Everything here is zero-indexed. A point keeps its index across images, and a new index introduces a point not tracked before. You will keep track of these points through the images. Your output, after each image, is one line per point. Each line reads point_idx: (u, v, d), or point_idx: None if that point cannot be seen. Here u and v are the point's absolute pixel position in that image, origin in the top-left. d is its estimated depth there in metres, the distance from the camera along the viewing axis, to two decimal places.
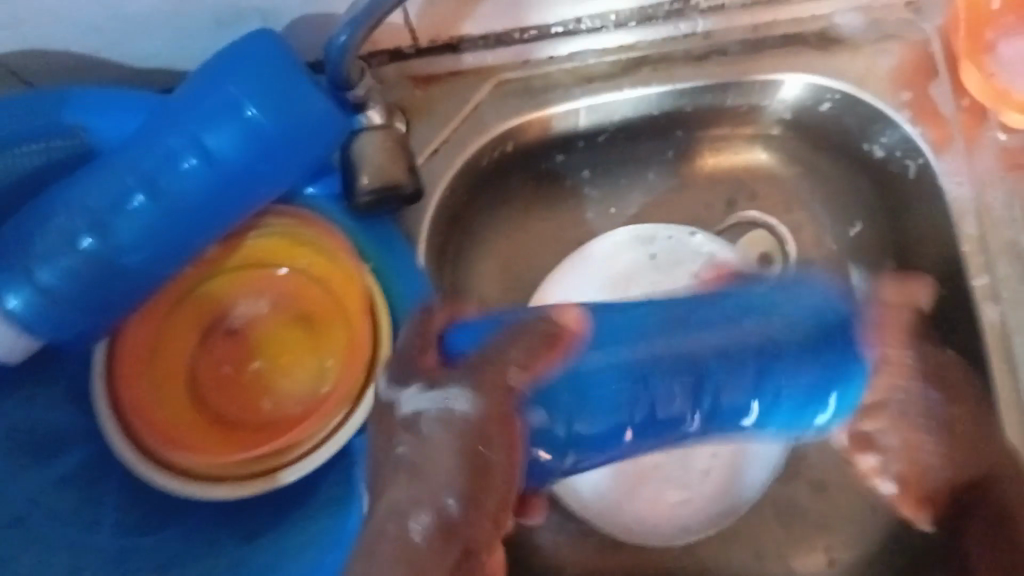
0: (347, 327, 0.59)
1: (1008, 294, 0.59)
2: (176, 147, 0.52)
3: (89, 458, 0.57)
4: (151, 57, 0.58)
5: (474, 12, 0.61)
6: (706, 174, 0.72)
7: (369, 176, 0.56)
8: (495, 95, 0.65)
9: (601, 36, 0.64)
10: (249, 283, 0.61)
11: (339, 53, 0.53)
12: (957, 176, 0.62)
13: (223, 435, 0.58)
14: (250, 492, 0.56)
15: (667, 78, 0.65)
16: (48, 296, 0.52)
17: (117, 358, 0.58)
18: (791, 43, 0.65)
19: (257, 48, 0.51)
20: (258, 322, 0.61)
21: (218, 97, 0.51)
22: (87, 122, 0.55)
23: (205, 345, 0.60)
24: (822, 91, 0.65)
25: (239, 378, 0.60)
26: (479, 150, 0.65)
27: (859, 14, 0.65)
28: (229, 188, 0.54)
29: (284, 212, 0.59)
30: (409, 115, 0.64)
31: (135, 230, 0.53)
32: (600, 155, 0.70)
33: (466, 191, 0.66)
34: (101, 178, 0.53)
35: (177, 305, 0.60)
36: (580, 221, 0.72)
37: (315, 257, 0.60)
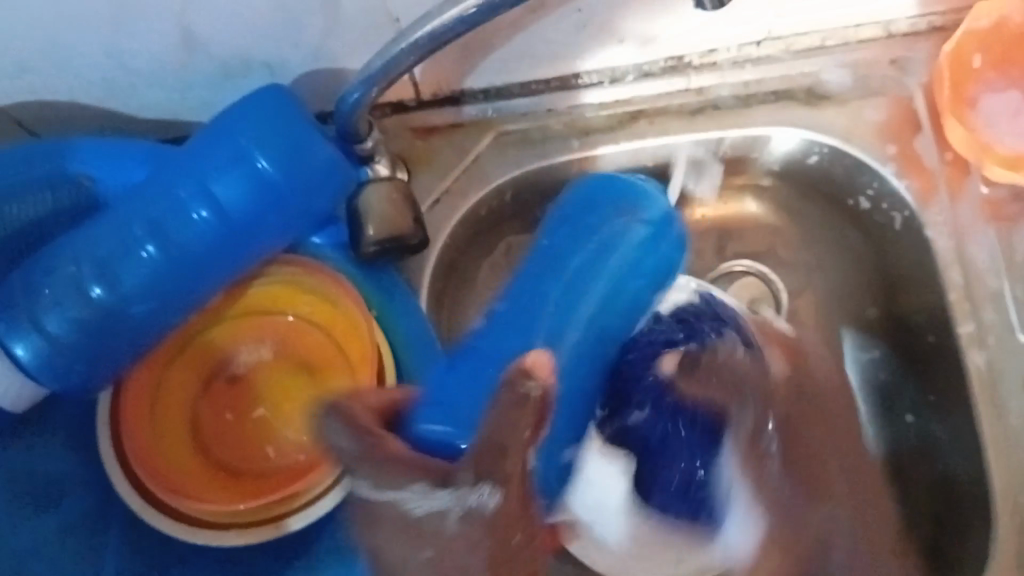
0: (348, 377, 0.59)
1: (994, 341, 0.62)
2: (186, 198, 0.53)
3: (88, 504, 0.58)
4: (158, 110, 0.59)
5: (478, 64, 0.62)
6: (700, 223, 0.73)
7: (374, 226, 0.57)
8: (495, 146, 0.67)
9: (598, 91, 0.66)
10: (250, 331, 0.61)
11: (348, 108, 0.53)
12: (942, 228, 0.64)
13: (225, 483, 0.58)
14: (253, 540, 0.56)
15: (661, 132, 0.67)
16: (54, 344, 0.53)
17: (120, 410, 0.58)
18: (779, 98, 0.67)
19: (262, 100, 0.53)
20: (260, 368, 0.61)
21: (230, 146, 0.53)
22: (93, 172, 0.56)
23: (206, 390, 0.60)
24: (811, 145, 0.67)
25: (240, 424, 0.60)
26: (481, 199, 0.67)
27: (848, 70, 0.67)
28: (238, 238, 0.54)
29: (289, 260, 0.60)
30: (412, 165, 0.66)
31: (141, 280, 0.53)
32: None
33: (466, 238, 0.68)
34: (109, 226, 0.54)
35: (179, 353, 0.60)
36: None
37: (319, 303, 0.60)
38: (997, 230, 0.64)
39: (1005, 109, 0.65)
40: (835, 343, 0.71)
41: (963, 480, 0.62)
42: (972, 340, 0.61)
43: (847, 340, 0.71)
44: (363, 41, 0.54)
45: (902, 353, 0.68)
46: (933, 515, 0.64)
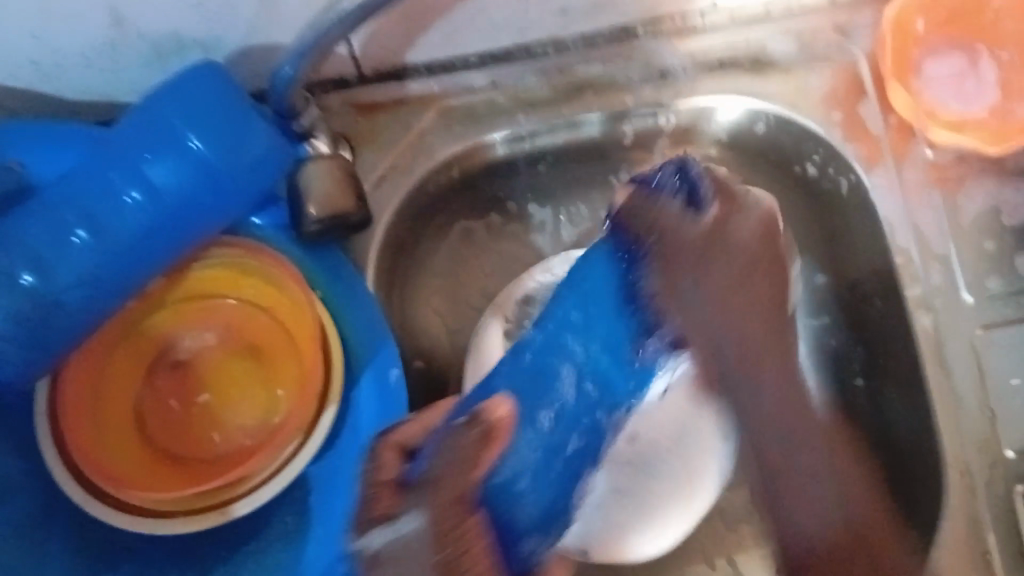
0: (297, 358, 0.58)
1: (940, 304, 0.62)
2: (119, 182, 0.52)
3: (30, 503, 0.56)
4: (86, 90, 0.57)
5: (419, 37, 0.61)
6: None
7: (315, 206, 0.56)
8: (439, 121, 0.65)
9: (542, 62, 0.65)
10: (195, 316, 0.60)
11: (282, 83, 0.52)
12: (888, 193, 0.64)
13: (171, 470, 0.57)
14: (198, 528, 0.55)
15: (607, 104, 0.66)
16: None
17: (60, 397, 0.56)
18: (724, 67, 0.66)
19: (196, 79, 0.51)
20: (205, 353, 0.60)
21: (162, 127, 0.51)
22: (22, 158, 0.54)
23: (149, 378, 0.59)
24: (757, 114, 0.67)
25: (185, 412, 0.59)
26: (427, 175, 0.66)
27: (791, 37, 0.66)
28: (174, 222, 0.53)
29: (229, 242, 0.58)
30: (355, 142, 0.65)
31: (75, 269, 0.52)
32: (543, 181, 0.71)
33: (412, 215, 0.67)
34: (40, 214, 0.52)
35: (120, 341, 0.59)
36: (526, 241, 0.72)
37: (262, 285, 0.59)
38: (943, 193, 0.64)
39: (947, 74, 0.65)
40: None
41: (908, 436, 0.63)
42: (919, 303, 0.62)
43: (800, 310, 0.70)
44: (296, 15, 0.53)
45: (852, 320, 0.68)
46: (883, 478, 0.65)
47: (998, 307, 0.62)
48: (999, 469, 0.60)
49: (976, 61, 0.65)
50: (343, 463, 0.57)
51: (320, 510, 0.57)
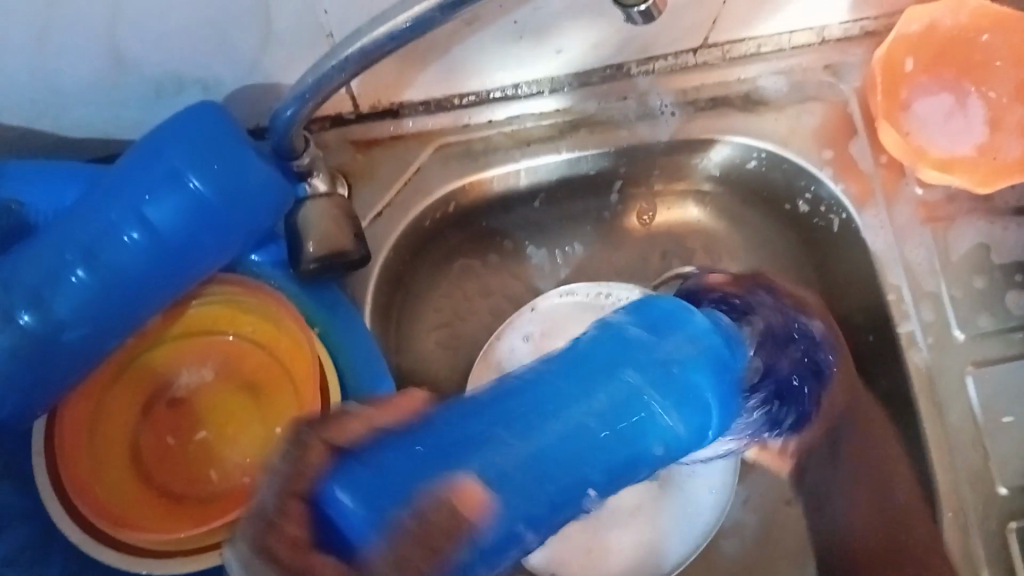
0: (294, 394, 0.58)
1: (935, 341, 0.63)
2: (118, 221, 0.52)
3: (23, 539, 0.56)
4: (85, 127, 0.58)
5: (417, 76, 0.61)
6: (640, 231, 0.73)
7: (314, 244, 0.56)
8: (437, 158, 0.66)
9: (538, 100, 0.66)
10: (191, 353, 0.60)
11: (284, 127, 0.53)
12: (880, 230, 0.65)
13: (171, 509, 0.57)
14: (198, 568, 0.54)
15: (603, 141, 0.67)
16: None
17: (55, 437, 0.56)
18: (719, 105, 0.67)
19: (195, 117, 0.52)
20: (202, 389, 0.60)
21: (163, 166, 0.51)
22: (20, 196, 0.54)
23: (147, 415, 0.59)
24: (751, 150, 0.68)
25: (182, 449, 0.59)
26: (424, 211, 0.66)
27: (783, 76, 0.67)
28: (175, 257, 0.53)
29: (227, 279, 0.58)
30: (352, 179, 0.65)
31: (74, 306, 0.52)
32: (539, 217, 0.72)
33: (409, 250, 0.67)
34: (38, 251, 0.52)
35: (117, 378, 0.59)
36: (522, 273, 0.73)
37: (261, 322, 0.59)
38: (933, 232, 0.65)
39: (936, 113, 0.67)
40: None
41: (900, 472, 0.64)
42: (912, 340, 0.63)
43: None
44: (296, 56, 0.54)
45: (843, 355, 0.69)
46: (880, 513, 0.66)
47: (989, 344, 0.63)
48: (991, 506, 0.60)
49: (963, 99, 0.67)
50: None
51: None
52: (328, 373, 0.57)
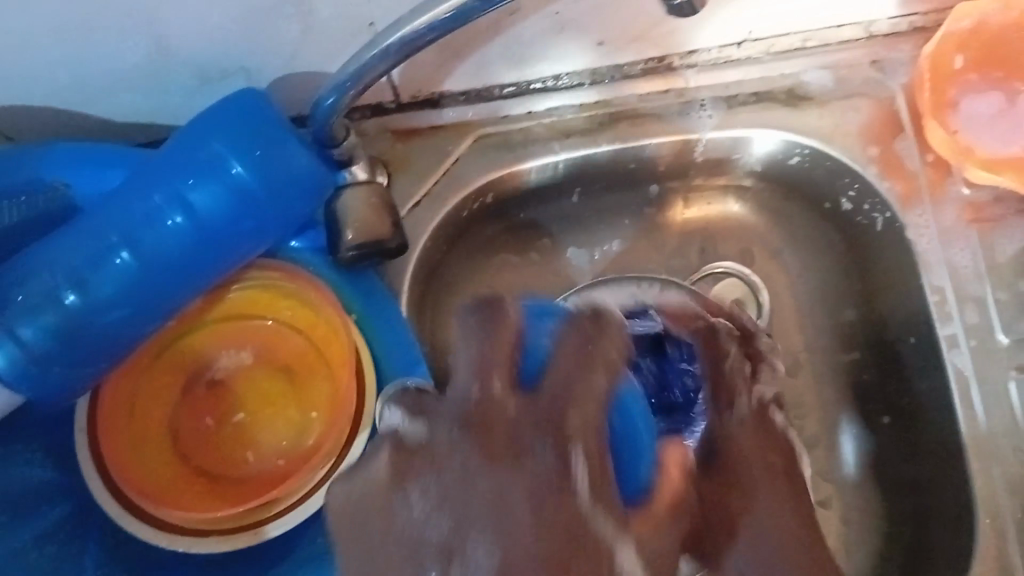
0: (330, 380, 0.59)
1: (976, 345, 0.62)
2: (161, 205, 0.53)
3: (64, 513, 0.57)
4: (130, 112, 0.59)
5: (457, 67, 0.61)
6: (681, 224, 0.74)
7: (353, 232, 0.57)
8: (475, 149, 0.66)
9: (577, 92, 0.66)
10: (230, 336, 0.61)
11: (325, 114, 0.53)
12: (923, 231, 0.64)
13: (206, 489, 0.58)
14: (234, 546, 0.55)
15: (641, 134, 0.67)
16: (35, 356, 0.52)
17: (97, 413, 0.57)
18: (761, 99, 0.67)
19: (239, 105, 0.52)
20: (239, 373, 0.61)
21: (206, 154, 0.52)
22: (67, 178, 0.55)
23: (184, 396, 0.60)
24: (794, 146, 0.67)
25: (219, 431, 0.60)
26: (462, 200, 0.67)
27: (827, 71, 0.67)
28: (214, 243, 0.54)
29: (266, 265, 0.59)
30: (391, 169, 0.66)
31: (113, 288, 0.52)
32: (577, 212, 0.73)
33: (448, 240, 0.68)
34: (82, 235, 0.53)
35: (157, 359, 0.60)
36: (557, 264, 0.74)
37: (298, 307, 0.60)
38: (978, 233, 0.64)
39: (984, 112, 0.65)
40: (817, 348, 0.71)
41: (935, 475, 0.63)
42: (953, 341, 0.62)
43: (828, 344, 0.71)
44: (336, 45, 0.54)
45: (881, 355, 0.68)
46: (914, 515, 0.65)
47: None
48: None
49: (1016, 97, 0.65)
50: None
51: None
52: (363, 362, 0.58)
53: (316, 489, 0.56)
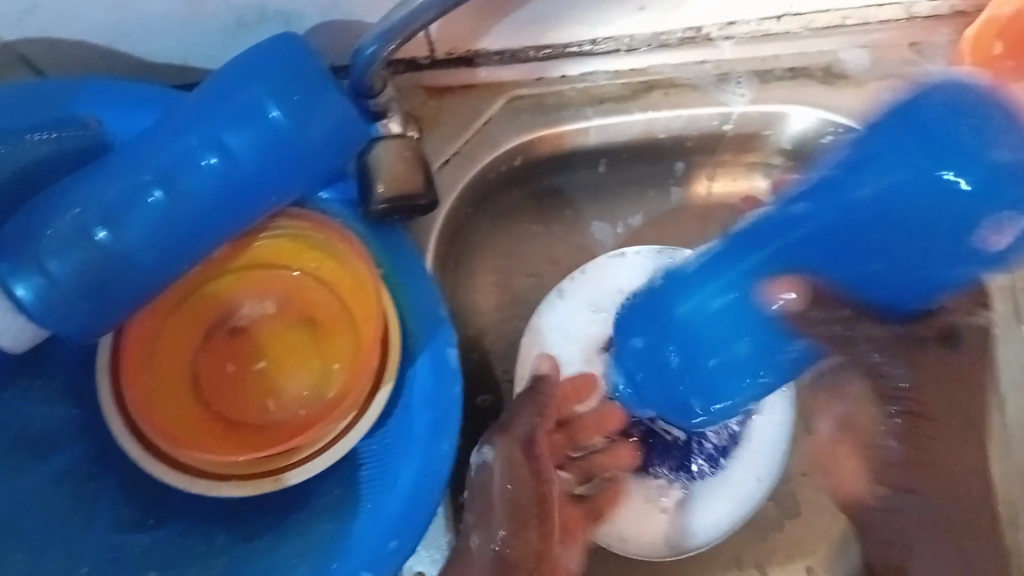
0: (354, 334, 0.59)
1: None
2: (197, 145, 0.52)
3: (82, 453, 0.58)
4: (165, 53, 0.58)
5: (495, 26, 0.61)
6: (708, 198, 0.73)
7: (384, 185, 0.56)
8: (508, 109, 0.66)
9: (614, 59, 0.66)
10: (254, 284, 0.60)
11: (364, 65, 0.53)
12: None
13: (225, 435, 0.58)
14: (252, 492, 0.55)
15: (675, 103, 0.67)
16: (62, 291, 0.52)
17: (120, 353, 0.57)
18: (797, 76, 0.67)
19: (281, 50, 0.51)
20: (263, 322, 0.61)
21: (243, 96, 0.51)
22: (101, 115, 0.55)
23: (207, 341, 0.60)
24: (826, 125, 0.67)
25: (242, 378, 0.60)
26: (492, 162, 0.66)
27: (865, 50, 0.67)
28: (247, 189, 0.53)
29: (294, 214, 0.58)
30: (421, 125, 0.65)
31: (144, 228, 0.52)
32: (603, 182, 0.72)
33: (474, 201, 0.67)
34: (116, 171, 0.53)
35: (181, 303, 0.59)
36: (579, 232, 0.73)
37: (325, 259, 0.60)
38: None
39: None
40: None
41: None
42: None
43: None
44: None
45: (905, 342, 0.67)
46: None
47: None
48: None
49: None
50: (393, 440, 0.56)
51: (371, 487, 0.56)
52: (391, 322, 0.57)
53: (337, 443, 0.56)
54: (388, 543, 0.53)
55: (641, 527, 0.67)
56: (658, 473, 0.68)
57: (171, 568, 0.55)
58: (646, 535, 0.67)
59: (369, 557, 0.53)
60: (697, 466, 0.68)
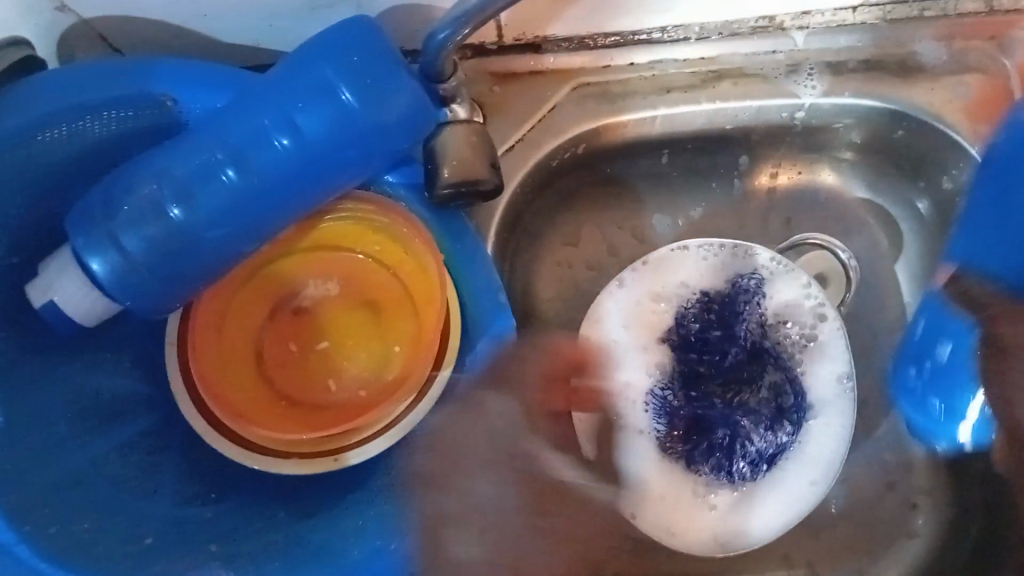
0: (415, 319, 0.60)
1: None
2: (269, 126, 0.52)
3: (146, 425, 0.59)
4: (237, 33, 0.58)
5: (567, 11, 0.60)
6: (772, 192, 0.72)
7: (450, 170, 0.56)
8: (574, 97, 0.65)
9: (683, 47, 0.65)
10: (319, 264, 0.61)
11: (435, 49, 0.52)
12: None
13: (287, 413, 0.59)
14: (313, 471, 0.57)
15: (744, 93, 0.66)
16: (134, 264, 0.52)
17: (187, 326, 0.58)
18: (871, 68, 0.65)
19: (354, 32, 0.51)
20: (326, 303, 0.61)
21: (315, 77, 0.51)
22: (173, 93, 0.55)
23: (271, 320, 0.61)
24: (899, 119, 0.66)
25: (303, 358, 0.61)
26: (555, 149, 0.66)
27: (942, 43, 0.65)
28: (317, 168, 0.54)
29: (360, 198, 0.59)
30: (486, 111, 0.64)
31: (215, 205, 0.53)
32: (665, 172, 0.71)
33: (535, 188, 0.67)
34: (188, 148, 0.53)
35: (247, 281, 0.60)
36: (640, 222, 0.72)
37: (388, 243, 0.61)
38: None
39: None
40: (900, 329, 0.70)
41: None
42: None
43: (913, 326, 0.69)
44: None
45: None
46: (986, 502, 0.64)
47: None
48: None
49: None
50: None
51: None
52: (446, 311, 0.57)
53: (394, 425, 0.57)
54: None
55: (687, 522, 0.66)
56: (700, 470, 0.66)
57: (233, 541, 0.56)
58: (690, 530, 0.66)
59: None
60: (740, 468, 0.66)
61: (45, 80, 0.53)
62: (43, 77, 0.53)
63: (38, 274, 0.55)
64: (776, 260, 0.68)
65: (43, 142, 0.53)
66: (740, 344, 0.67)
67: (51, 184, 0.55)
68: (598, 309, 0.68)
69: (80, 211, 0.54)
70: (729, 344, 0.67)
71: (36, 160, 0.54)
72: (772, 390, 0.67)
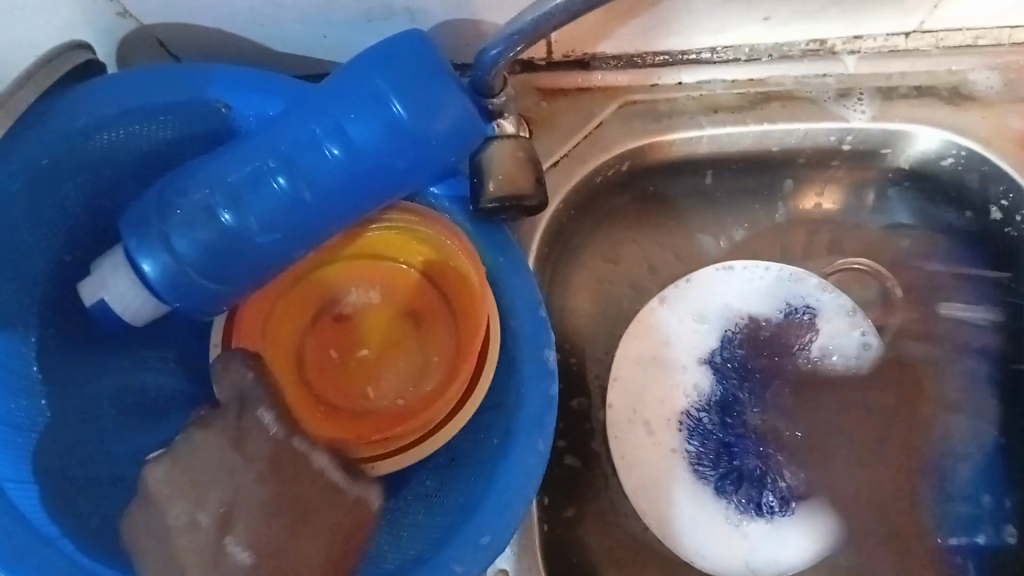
0: (457, 331, 0.60)
1: None
2: (321, 136, 0.53)
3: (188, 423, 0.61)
4: (294, 42, 0.60)
5: (618, 31, 0.61)
6: (819, 216, 0.70)
7: (496, 184, 0.56)
8: (620, 114, 0.65)
9: (731, 68, 0.65)
10: (363, 273, 0.62)
11: (488, 66, 0.53)
12: None
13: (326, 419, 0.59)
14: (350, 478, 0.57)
15: (792, 115, 0.65)
16: (183, 266, 0.53)
17: (230, 328, 0.60)
18: (922, 94, 0.65)
19: (407, 47, 0.52)
20: (369, 310, 0.62)
21: (366, 89, 0.51)
22: (229, 100, 0.56)
23: (314, 324, 0.62)
24: (950, 146, 0.66)
25: (343, 364, 0.62)
26: (600, 166, 0.66)
27: (996, 72, 0.65)
28: (367, 178, 0.54)
29: (406, 208, 0.59)
30: (533, 126, 0.64)
31: (265, 212, 0.54)
32: (710, 193, 0.70)
33: (577, 204, 0.67)
34: (242, 154, 0.54)
35: (292, 286, 0.61)
36: (682, 242, 0.70)
37: (430, 253, 0.61)
38: None
39: None
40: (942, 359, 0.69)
41: None
42: None
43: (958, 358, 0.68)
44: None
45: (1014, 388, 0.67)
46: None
47: None
48: None
49: None
50: (488, 440, 0.58)
51: (467, 481, 0.57)
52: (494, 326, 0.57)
53: (442, 427, 0.58)
54: (481, 541, 0.53)
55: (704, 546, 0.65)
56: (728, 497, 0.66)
57: None
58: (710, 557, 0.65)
59: (466, 549, 0.53)
60: (767, 501, 0.66)
61: (102, 84, 0.54)
62: (98, 82, 0.54)
63: (90, 273, 0.56)
64: (828, 291, 0.69)
65: (100, 145, 0.55)
66: (785, 376, 0.68)
67: (107, 185, 0.57)
68: (641, 327, 0.68)
69: (133, 213, 0.55)
70: (772, 374, 0.68)
71: (93, 161, 0.55)
72: (809, 428, 0.68)
